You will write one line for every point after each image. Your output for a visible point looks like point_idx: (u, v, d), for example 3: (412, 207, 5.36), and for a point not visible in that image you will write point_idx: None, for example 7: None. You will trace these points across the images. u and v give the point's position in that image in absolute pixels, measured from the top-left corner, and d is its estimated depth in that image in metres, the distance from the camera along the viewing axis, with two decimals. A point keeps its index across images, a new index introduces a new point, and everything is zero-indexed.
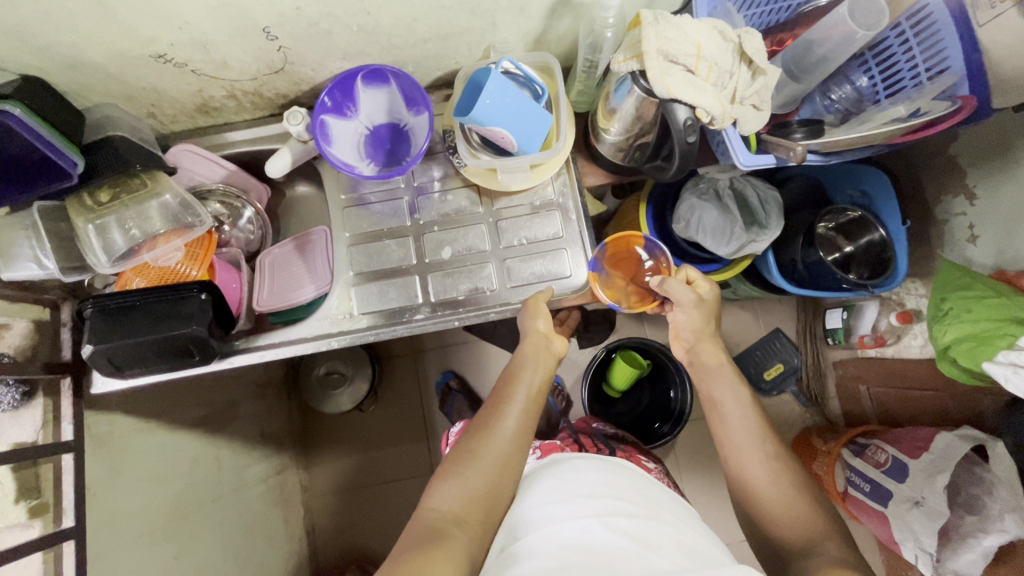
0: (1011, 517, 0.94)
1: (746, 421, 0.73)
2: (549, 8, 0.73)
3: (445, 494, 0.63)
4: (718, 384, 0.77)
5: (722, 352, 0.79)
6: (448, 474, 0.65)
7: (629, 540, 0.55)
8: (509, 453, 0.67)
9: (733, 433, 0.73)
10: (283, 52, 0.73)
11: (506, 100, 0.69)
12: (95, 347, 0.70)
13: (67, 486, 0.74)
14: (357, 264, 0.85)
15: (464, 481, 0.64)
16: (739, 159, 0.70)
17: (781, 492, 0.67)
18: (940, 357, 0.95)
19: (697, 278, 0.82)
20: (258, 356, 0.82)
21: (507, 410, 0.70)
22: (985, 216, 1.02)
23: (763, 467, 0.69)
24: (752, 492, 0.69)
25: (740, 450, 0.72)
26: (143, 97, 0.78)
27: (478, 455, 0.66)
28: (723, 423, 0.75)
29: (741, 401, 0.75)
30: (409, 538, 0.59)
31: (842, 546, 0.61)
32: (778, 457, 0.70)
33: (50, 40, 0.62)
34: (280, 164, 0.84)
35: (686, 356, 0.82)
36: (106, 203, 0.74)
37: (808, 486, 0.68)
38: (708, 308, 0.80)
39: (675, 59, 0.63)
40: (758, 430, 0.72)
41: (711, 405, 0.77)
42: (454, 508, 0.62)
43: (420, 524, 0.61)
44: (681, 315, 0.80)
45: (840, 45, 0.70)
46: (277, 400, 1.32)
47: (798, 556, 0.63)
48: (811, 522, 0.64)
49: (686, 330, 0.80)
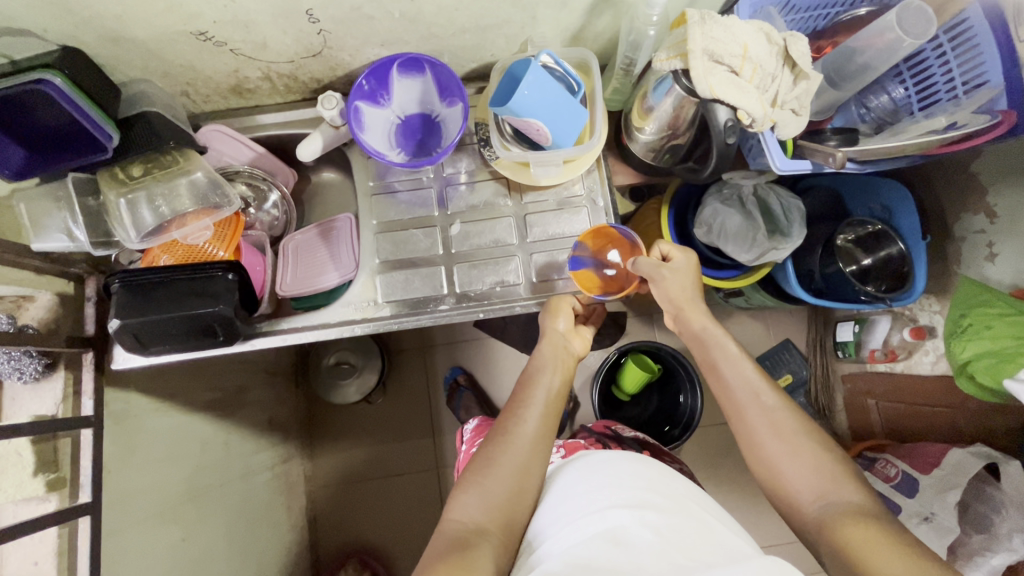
0: (1021, 537, 0.95)
1: (746, 377, 0.72)
2: (591, 4, 0.74)
3: (469, 502, 0.63)
4: (714, 344, 0.75)
5: (706, 315, 0.77)
6: (468, 485, 0.65)
7: (657, 531, 0.55)
8: (530, 457, 0.66)
9: (733, 391, 0.72)
10: (323, 36, 0.73)
11: (545, 93, 0.68)
12: (122, 323, 0.70)
13: (85, 461, 0.74)
14: (383, 252, 0.85)
15: (484, 490, 0.63)
16: (776, 163, 0.70)
17: (788, 444, 0.67)
18: (957, 373, 0.96)
19: (669, 247, 0.80)
20: (280, 339, 0.81)
21: (525, 414, 0.70)
22: (1004, 234, 1.02)
23: (766, 420, 0.69)
24: (757, 447, 0.69)
25: (741, 408, 0.71)
26: (179, 75, 0.77)
27: (500, 461, 0.65)
28: (721, 383, 0.74)
29: (735, 357, 0.74)
30: (436, 547, 0.59)
31: (857, 491, 0.62)
32: (780, 409, 0.69)
33: (95, 11, 0.62)
34: (311, 148, 0.83)
35: (675, 326, 0.80)
36: (138, 177, 0.75)
37: (814, 434, 0.67)
38: (686, 278, 0.78)
39: (720, 59, 0.63)
40: (756, 385, 0.71)
41: (709, 367, 0.76)
42: (475, 519, 0.61)
43: (443, 536, 0.60)
44: (657, 291, 0.79)
45: (883, 54, 0.70)
46: (285, 388, 1.32)
47: (815, 503, 0.63)
48: (822, 468, 0.64)
49: (663, 301, 0.80)
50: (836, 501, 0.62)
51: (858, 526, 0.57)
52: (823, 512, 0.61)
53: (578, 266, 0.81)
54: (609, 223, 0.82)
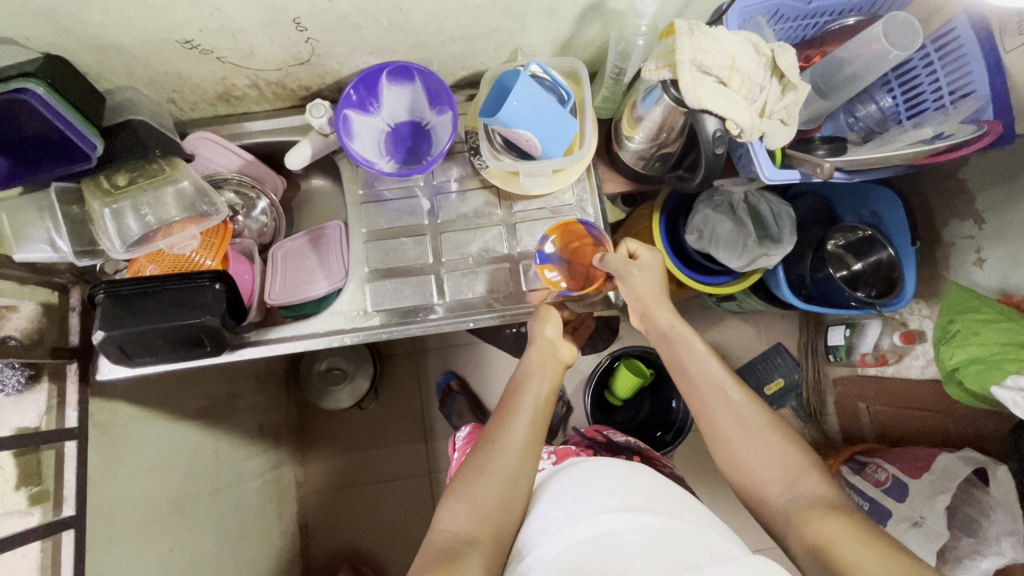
0: (1009, 541, 0.96)
1: (711, 374, 0.72)
2: (579, 13, 0.74)
3: (459, 511, 0.62)
4: (681, 342, 0.74)
5: (673, 313, 0.76)
6: (458, 494, 0.64)
7: (645, 533, 0.55)
8: (518, 465, 0.66)
9: (698, 390, 0.72)
10: (311, 44, 0.73)
11: (534, 104, 0.68)
12: (107, 333, 0.69)
13: (69, 472, 0.73)
14: (372, 261, 0.84)
15: (474, 498, 0.63)
16: (764, 173, 0.70)
17: (754, 440, 0.67)
18: (947, 379, 0.97)
19: (637, 246, 0.79)
20: (268, 349, 0.81)
21: (514, 421, 0.70)
22: (992, 240, 1.03)
23: (733, 416, 0.69)
24: (724, 444, 0.69)
25: (708, 405, 0.70)
26: (165, 82, 0.77)
27: (487, 470, 0.65)
28: (688, 381, 0.73)
29: (700, 354, 0.73)
30: (424, 558, 0.59)
31: (821, 482, 0.62)
32: (746, 404, 0.69)
33: (80, 19, 0.61)
34: (300, 156, 0.82)
35: (643, 325, 0.79)
36: (122, 187, 0.74)
37: (779, 427, 0.68)
38: (654, 276, 0.77)
39: (708, 70, 0.63)
40: (722, 381, 0.71)
41: (676, 365, 0.75)
42: (466, 528, 0.61)
43: (433, 546, 0.60)
44: (626, 288, 0.78)
45: (871, 64, 0.70)
46: (276, 394, 1.31)
47: (782, 497, 0.63)
48: (787, 460, 0.65)
49: (632, 300, 0.78)
50: (802, 492, 0.62)
51: (825, 517, 0.57)
52: (791, 504, 0.62)
53: (544, 260, 0.80)
54: (575, 217, 0.81)
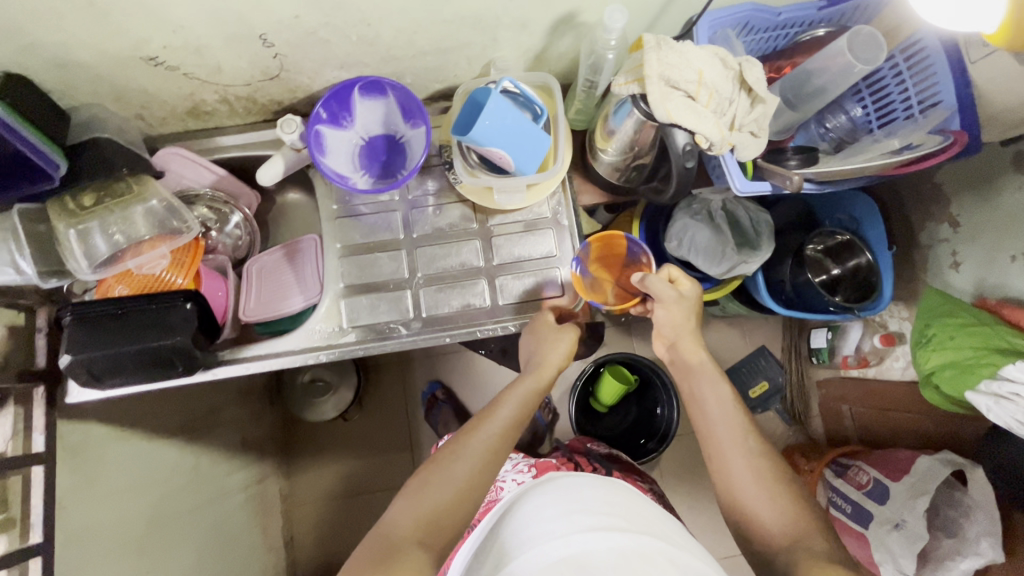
0: (988, 541, 0.96)
1: (730, 419, 0.71)
2: (550, 26, 0.74)
3: (404, 508, 0.61)
4: (701, 379, 0.76)
5: (702, 350, 0.77)
6: (409, 492, 0.63)
7: (620, 554, 0.54)
8: (482, 472, 0.64)
9: (714, 428, 0.72)
10: (279, 60, 0.72)
11: (505, 121, 0.68)
12: (73, 357, 0.68)
13: (36, 498, 0.72)
14: (348, 276, 0.83)
15: (422, 498, 0.61)
16: (736, 185, 0.70)
17: (763, 487, 0.65)
18: (923, 383, 0.97)
19: (679, 276, 0.80)
20: (242, 368, 0.79)
21: (483, 427, 0.68)
22: (966, 243, 1.04)
23: (746, 462, 0.68)
24: (733, 486, 0.68)
25: (723, 447, 0.70)
26: (132, 98, 0.75)
27: (449, 469, 0.63)
28: (705, 417, 0.73)
29: (722, 397, 0.73)
30: (367, 550, 0.57)
31: (829, 542, 0.59)
32: (762, 454, 0.68)
33: (37, 37, 0.60)
34: (271, 172, 0.81)
35: (666, 354, 0.81)
36: (89, 207, 0.72)
37: (790, 481, 0.66)
38: (689, 306, 0.78)
39: (676, 84, 0.63)
40: (741, 427, 0.71)
41: (693, 400, 0.76)
42: (406, 528, 0.59)
43: (375, 542, 0.58)
44: (661, 311, 0.78)
45: (838, 78, 0.71)
46: (260, 407, 1.29)
47: (786, 552, 0.60)
48: (798, 517, 0.63)
49: (666, 327, 0.79)
50: (806, 548, 0.59)
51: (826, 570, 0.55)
52: (794, 556, 0.59)
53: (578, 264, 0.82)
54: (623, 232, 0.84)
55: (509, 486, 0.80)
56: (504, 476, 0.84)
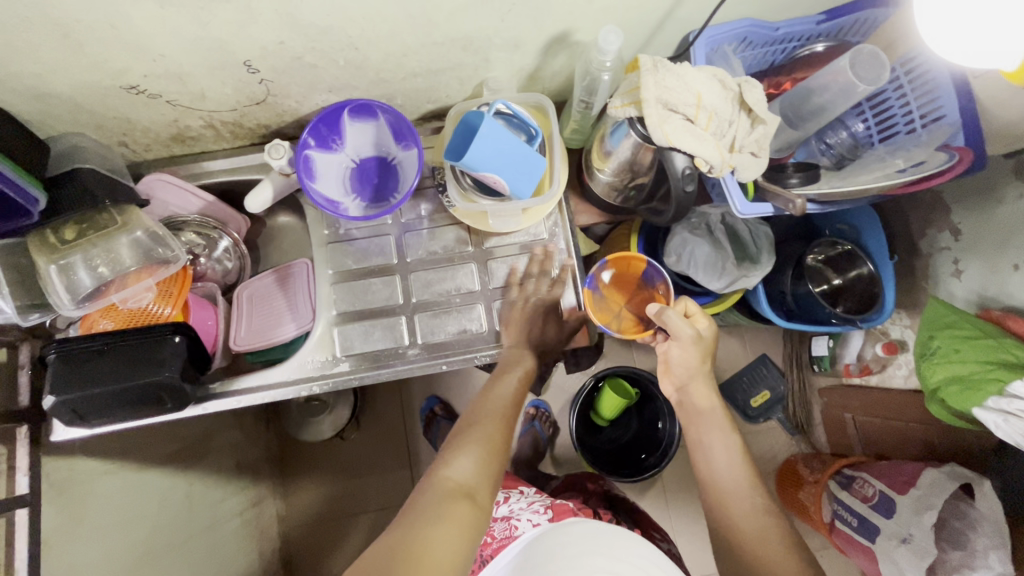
0: (996, 554, 0.94)
1: (734, 474, 0.75)
2: (544, 46, 0.72)
3: (464, 462, 0.68)
4: (708, 429, 0.78)
5: (714, 395, 0.79)
6: (461, 448, 0.69)
7: None
8: (501, 439, 0.72)
9: (720, 482, 0.75)
10: (265, 85, 0.70)
11: (499, 146, 0.66)
12: (58, 398, 0.66)
13: (21, 542, 0.69)
14: (341, 303, 0.81)
15: (477, 450, 0.69)
16: (736, 207, 0.69)
17: (763, 544, 0.69)
18: (929, 399, 0.94)
19: (696, 312, 0.78)
20: (234, 401, 0.78)
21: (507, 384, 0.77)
22: (968, 252, 1.03)
23: (751, 520, 0.72)
24: (735, 540, 0.72)
25: (727, 500, 0.74)
26: (114, 126, 0.73)
27: (478, 438, 0.71)
28: (711, 468, 0.77)
29: (730, 449, 0.76)
30: (432, 496, 0.64)
31: None
32: (767, 510, 0.72)
33: (12, 71, 0.58)
34: (262, 198, 0.79)
35: (675, 395, 0.82)
36: (71, 241, 0.69)
37: (791, 539, 0.70)
38: (705, 346, 0.77)
39: (675, 107, 0.62)
40: (745, 482, 0.74)
41: (699, 448, 0.79)
42: (467, 478, 0.67)
43: (437, 488, 0.65)
44: (677, 350, 0.78)
45: (839, 97, 0.70)
46: (255, 428, 1.25)
47: None
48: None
49: (679, 366, 0.79)
50: None
51: None
52: None
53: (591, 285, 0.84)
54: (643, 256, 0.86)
55: (524, 526, 0.76)
56: (518, 513, 0.80)
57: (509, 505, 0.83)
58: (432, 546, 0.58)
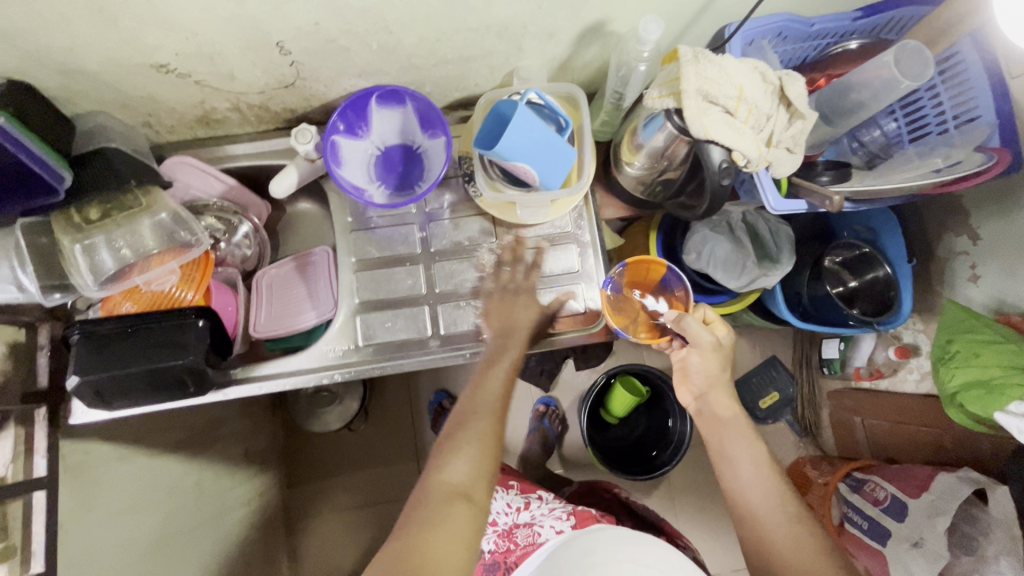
0: (1006, 560, 0.91)
1: (764, 481, 0.73)
2: (578, 35, 0.71)
3: (459, 464, 0.62)
4: (732, 438, 0.76)
5: (735, 403, 0.78)
6: (454, 449, 0.64)
7: None
8: (496, 433, 0.66)
9: (748, 493, 0.73)
10: (295, 68, 0.69)
11: (533, 135, 0.65)
12: (82, 378, 0.65)
13: (39, 524, 0.69)
14: (363, 291, 0.80)
15: (468, 452, 0.63)
16: (769, 203, 0.69)
17: (802, 556, 0.67)
18: (948, 404, 0.93)
19: (714, 318, 0.78)
20: (256, 387, 0.77)
21: (494, 370, 0.70)
22: (986, 256, 1.02)
23: (785, 531, 0.69)
24: (769, 553, 0.69)
25: (757, 513, 0.71)
26: (140, 106, 0.72)
27: (470, 433, 0.64)
28: (737, 479, 0.74)
29: (756, 458, 0.74)
30: (425, 500, 0.60)
31: None
32: (803, 520, 0.70)
33: (42, 44, 0.57)
34: (286, 183, 0.78)
35: (694, 404, 0.81)
36: (96, 221, 0.68)
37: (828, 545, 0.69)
38: (724, 355, 0.78)
39: (715, 99, 0.61)
40: (778, 491, 0.72)
41: (721, 457, 0.76)
42: (463, 482, 0.61)
43: (432, 493, 0.61)
44: (697, 358, 0.77)
45: (881, 91, 0.69)
46: (263, 417, 1.23)
47: None
48: None
49: (698, 375, 0.79)
50: None
51: None
52: None
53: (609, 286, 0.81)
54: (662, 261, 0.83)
55: (546, 532, 0.75)
56: (540, 519, 0.79)
57: (530, 510, 0.82)
58: (424, 564, 0.54)
